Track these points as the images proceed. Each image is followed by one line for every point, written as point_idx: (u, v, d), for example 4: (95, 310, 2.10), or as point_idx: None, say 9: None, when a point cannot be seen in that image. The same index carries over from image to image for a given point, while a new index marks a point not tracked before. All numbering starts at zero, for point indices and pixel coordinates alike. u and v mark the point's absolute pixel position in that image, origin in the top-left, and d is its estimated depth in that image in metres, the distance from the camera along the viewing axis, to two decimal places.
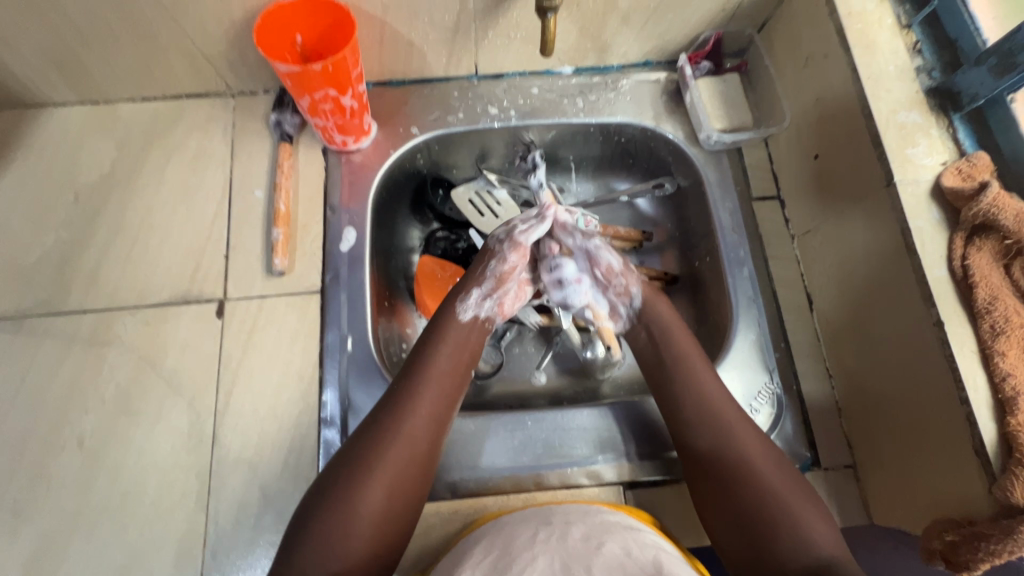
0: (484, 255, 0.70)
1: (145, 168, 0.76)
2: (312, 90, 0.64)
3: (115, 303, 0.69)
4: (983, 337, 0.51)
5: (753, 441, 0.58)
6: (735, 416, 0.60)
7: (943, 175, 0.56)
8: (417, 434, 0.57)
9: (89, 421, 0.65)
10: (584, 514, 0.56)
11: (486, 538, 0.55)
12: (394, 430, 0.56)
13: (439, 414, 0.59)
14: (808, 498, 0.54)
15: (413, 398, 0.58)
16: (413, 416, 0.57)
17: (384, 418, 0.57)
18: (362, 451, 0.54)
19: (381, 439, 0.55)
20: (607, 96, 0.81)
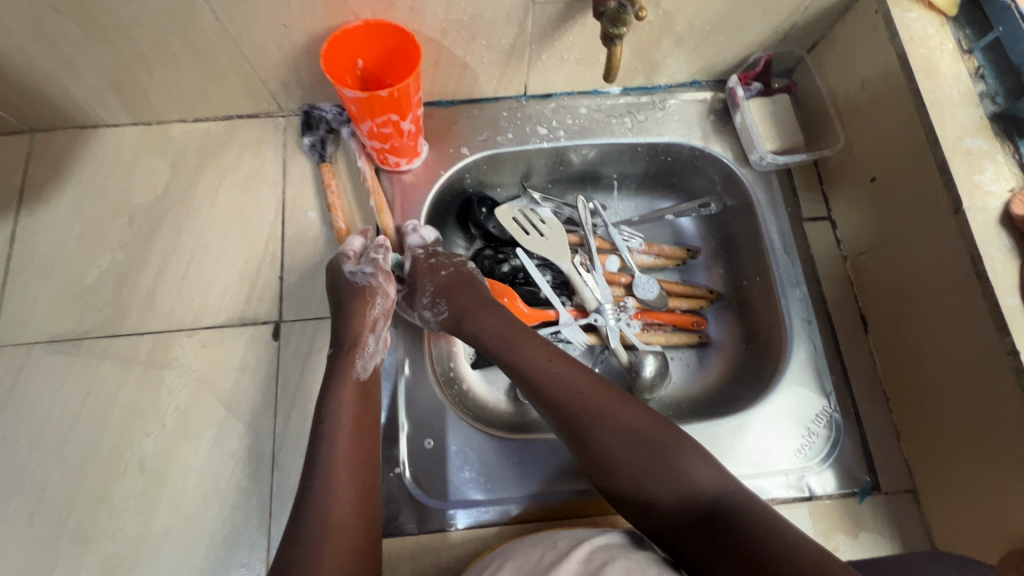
0: (357, 298, 0.67)
1: (198, 189, 0.76)
2: (375, 116, 0.65)
3: (172, 325, 0.70)
4: None
5: (591, 405, 0.59)
6: (570, 388, 0.61)
7: (1012, 203, 0.55)
8: (343, 501, 0.54)
9: (150, 444, 0.65)
10: (587, 537, 0.55)
11: (498, 564, 0.54)
12: (324, 512, 0.52)
13: (366, 464, 0.57)
14: (657, 440, 0.56)
15: (331, 470, 0.55)
16: (339, 485, 0.54)
17: (311, 505, 0.53)
18: (304, 548, 0.50)
19: (323, 528, 0.52)
20: (655, 116, 0.81)
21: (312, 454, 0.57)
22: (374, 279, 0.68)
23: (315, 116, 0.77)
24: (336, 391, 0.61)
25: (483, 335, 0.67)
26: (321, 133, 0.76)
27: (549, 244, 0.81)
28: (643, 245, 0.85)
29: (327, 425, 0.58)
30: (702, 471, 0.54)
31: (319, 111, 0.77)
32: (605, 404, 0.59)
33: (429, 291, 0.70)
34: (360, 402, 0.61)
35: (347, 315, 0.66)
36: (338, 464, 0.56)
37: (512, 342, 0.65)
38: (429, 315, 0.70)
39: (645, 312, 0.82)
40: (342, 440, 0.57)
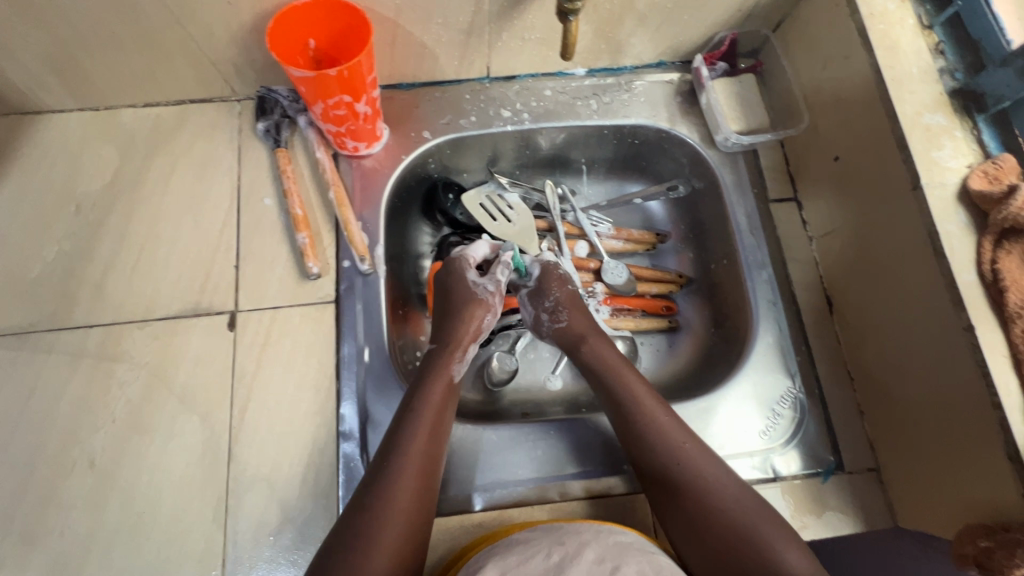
0: (472, 305, 0.71)
1: (149, 177, 0.73)
2: (327, 97, 0.63)
3: (123, 316, 0.67)
4: (1015, 342, 0.50)
5: (686, 462, 0.58)
6: (664, 436, 0.60)
7: (970, 179, 0.55)
8: (411, 495, 0.55)
9: (100, 439, 0.63)
10: (596, 535, 0.55)
11: (496, 558, 0.53)
12: (385, 498, 0.54)
13: (433, 459, 0.58)
14: (757, 518, 0.54)
15: (404, 455, 0.57)
16: (408, 476, 0.55)
17: (376, 487, 0.54)
18: (358, 532, 0.52)
19: (380, 511, 0.53)
20: (621, 97, 0.80)
21: (386, 444, 0.58)
22: (491, 296, 0.73)
23: (271, 99, 0.74)
24: (424, 383, 0.63)
25: (596, 368, 0.68)
26: (276, 117, 0.74)
27: (517, 229, 0.80)
28: (612, 230, 0.84)
29: (406, 414, 0.60)
30: (795, 557, 0.51)
31: (273, 94, 0.74)
32: (703, 463, 0.58)
33: (547, 299, 0.74)
34: (444, 399, 0.63)
35: (458, 316, 0.70)
36: (411, 455, 0.57)
37: (619, 380, 0.65)
38: (545, 320, 0.74)
39: (613, 298, 0.81)
40: (422, 433, 0.58)
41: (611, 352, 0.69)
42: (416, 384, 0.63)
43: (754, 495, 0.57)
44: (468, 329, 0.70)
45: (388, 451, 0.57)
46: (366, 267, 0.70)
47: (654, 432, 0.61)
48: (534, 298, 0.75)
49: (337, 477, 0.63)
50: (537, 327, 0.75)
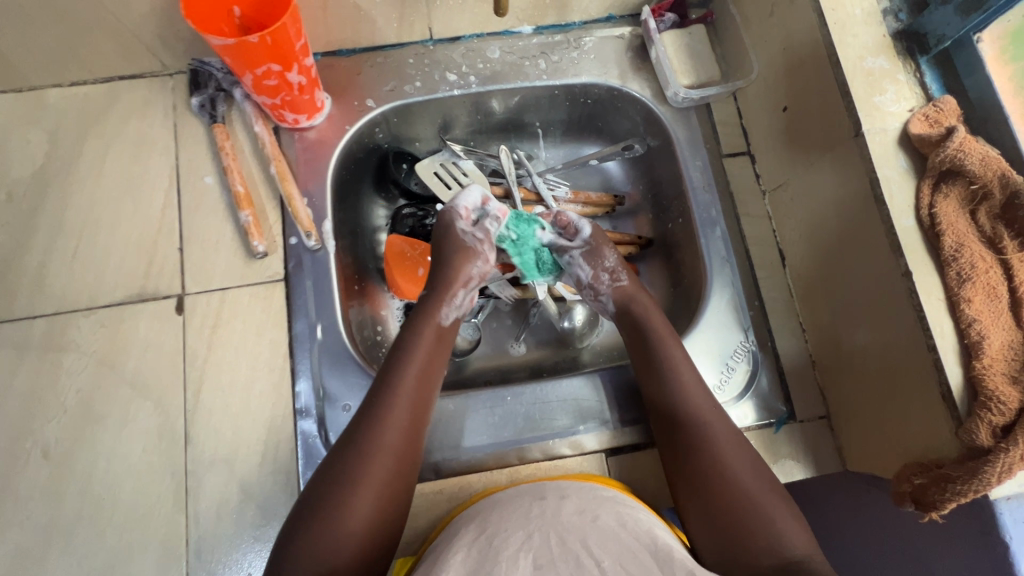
0: (461, 253, 0.68)
1: (82, 160, 0.71)
2: (254, 66, 0.60)
3: (66, 306, 0.66)
4: (949, 284, 0.51)
5: (708, 430, 0.59)
6: (691, 402, 0.61)
7: (910, 122, 0.55)
8: (392, 451, 0.55)
9: (52, 430, 0.62)
10: (578, 489, 0.58)
11: (479, 516, 0.55)
12: (370, 450, 0.54)
13: (418, 416, 0.59)
14: (763, 486, 0.55)
15: (384, 411, 0.57)
16: (389, 431, 0.56)
17: (360, 439, 0.55)
18: (341, 484, 0.53)
19: (363, 462, 0.54)
20: (570, 55, 0.77)
21: (369, 400, 0.58)
22: (481, 244, 0.70)
23: (204, 73, 0.72)
24: (410, 341, 0.62)
25: (638, 326, 0.67)
26: (211, 91, 0.71)
27: None
28: (569, 194, 0.83)
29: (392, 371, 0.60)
30: (790, 522, 0.53)
31: (206, 66, 0.71)
32: (720, 432, 0.59)
33: (608, 256, 0.71)
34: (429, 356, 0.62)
35: (451, 262, 0.67)
36: (393, 413, 0.57)
37: (655, 340, 0.65)
38: (603, 279, 0.71)
39: None
40: (405, 392, 0.58)
41: (653, 313, 0.68)
42: (402, 339, 0.63)
43: (766, 469, 0.57)
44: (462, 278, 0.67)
45: (371, 406, 0.57)
46: (313, 244, 0.68)
47: (675, 390, 0.61)
48: (592, 256, 0.71)
49: (296, 453, 0.63)
50: (593, 285, 0.71)
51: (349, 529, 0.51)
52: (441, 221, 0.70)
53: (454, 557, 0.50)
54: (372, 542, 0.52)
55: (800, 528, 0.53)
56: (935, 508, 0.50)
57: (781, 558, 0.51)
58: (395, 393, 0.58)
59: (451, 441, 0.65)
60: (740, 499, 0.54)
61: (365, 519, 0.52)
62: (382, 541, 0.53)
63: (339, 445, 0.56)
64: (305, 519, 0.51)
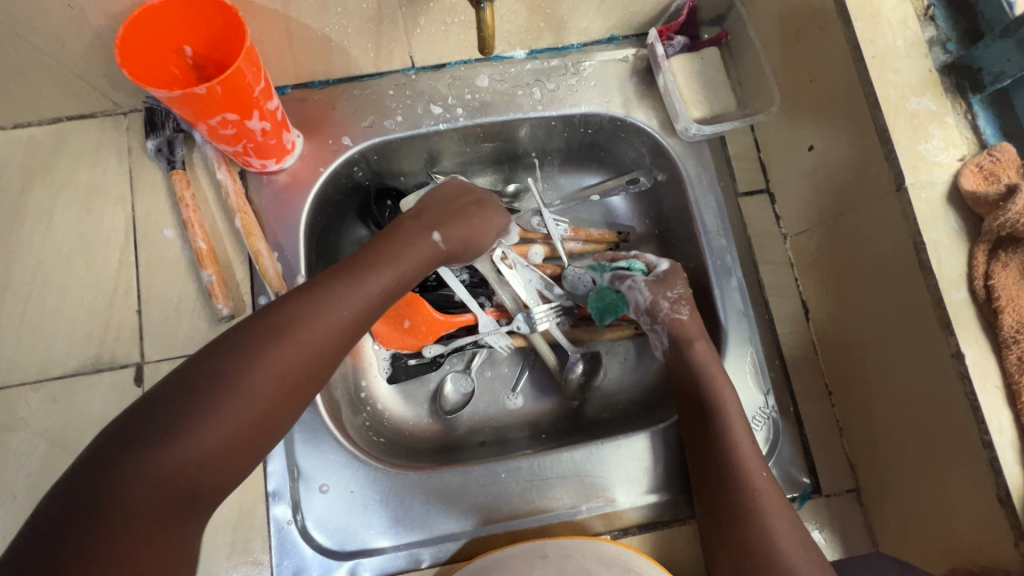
0: (476, 210, 0.61)
1: (29, 213, 0.64)
2: (207, 117, 0.53)
3: (14, 378, 0.60)
4: (1009, 370, 0.44)
5: (749, 479, 0.53)
6: (734, 444, 0.55)
7: (962, 175, 0.47)
8: (265, 404, 0.42)
9: (0, 519, 0.57)
10: (582, 548, 0.55)
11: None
12: (236, 397, 0.41)
13: (323, 365, 0.46)
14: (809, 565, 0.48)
15: (284, 342, 0.44)
16: (272, 375, 0.43)
17: (233, 378, 0.41)
18: (184, 415, 0.39)
19: (223, 410, 0.40)
20: (568, 82, 0.69)
21: (268, 331, 0.44)
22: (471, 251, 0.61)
23: (161, 111, 0.64)
24: (350, 276, 0.49)
25: (694, 375, 0.59)
26: (168, 135, 0.64)
27: None
28: (569, 231, 0.75)
29: (310, 306, 0.46)
30: (803, 566, 0.48)
31: (162, 105, 0.64)
32: (760, 477, 0.53)
33: (678, 288, 0.63)
34: (374, 298, 0.49)
35: (462, 221, 0.59)
36: (287, 360, 0.43)
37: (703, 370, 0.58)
38: (664, 307, 0.62)
39: (574, 306, 0.73)
40: (315, 340, 0.45)
41: (707, 352, 0.60)
42: (340, 270, 0.49)
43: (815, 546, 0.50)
44: (466, 242, 0.59)
45: (270, 332, 0.44)
46: None
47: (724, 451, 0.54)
48: (658, 285, 0.63)
49: (269, 542, 0.57)
50: (652, 313, 0.62)
51: (163, 461, 0.38)
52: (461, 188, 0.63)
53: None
54: (195, 499, 0.40)
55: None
56: None
57: None
58: (303, 337, 0.44)
59: (441, 525, 0.59)
60: (767, 548, 0.49)
61: (193, 468, 0.39)
62: (202, 496, 0.40)
63: (221, 352, 0.42)
64: (115, 452, 0.37)
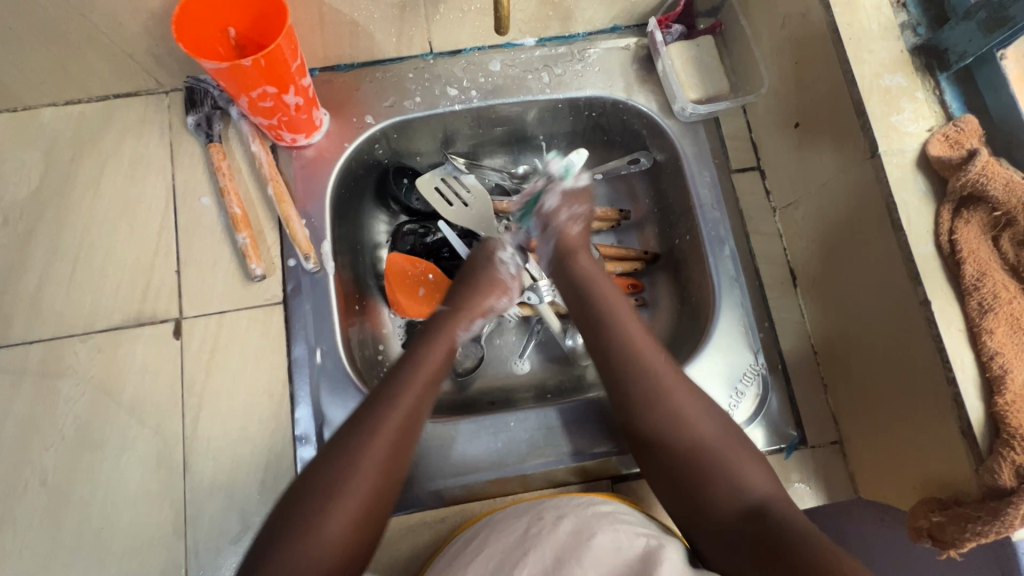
0: (487, 286, 0.69)
1: (78, 181, 0.70)
2: (249, 90, 0.59)
3: (63, 331, 0.65)
4: (971, 315, 0.49)
5: (662, 387, 0.56)
6: (641, 358, 0.58)
7: (929, 143, 0.53)
8: (342, 523, 0.48)
9: (50, 458, 0.62)
10: (575, 506, 0.53)
11: (474, 539, 0.52)
12: (313, 530, 0.47)
13: (388, 480, 0.52)
14: (717, 432, 0.54)
15: (369, 434, 0.52)
16: (345, 501, 0.49)
17: (304, 518, 0.48)
18: (291, 533, 0.47)
19: (308, 543, 0.47)
20: (574, 68, 0.75)
21: (332, 464, 0.51)
22: (512, 279, 0.70)
23: (200, 90, 0.70)
24: (388, 396, 0.55)
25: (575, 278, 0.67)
26: (206, 111, 0.70)
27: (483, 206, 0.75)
28: None
29: (359, 433, 0.52)
30: (709, 427, 0.54)
31: (202, 84, 0.70)
32: (676, 386, 0.56)
33: (580, 207, 0.72)
34: (415, 406, 0.56)
35: (476, 288, 0.68)
36: (357, 480, 0.50)
37: (600, 299, 0.64)
38: (562, 218, 0.70)
39: None
40: (372, 458, 0.51)
41: (585, 261, 0.68)
42: (378, 392, 0.56)
43: (721, 412, 0.56)
44: (484, 294, 0.68)
45: (359, 424, 0.53)
46: (312, 266, 0.67)
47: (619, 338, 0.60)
48: (568, 200, 0.72)
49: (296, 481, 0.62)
50: (547, 220, 0.70)
51: None
52: (479, 248, 0.72)
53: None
54: None
55: (762, 474, 0.52)
56: (954, 546, 0.48)
57: (742, 505, 0.50)
58: (356, 461, 0.51)
59: (453, 469, 0.63)
60: (677, 416, 0.54)
61: None
62: None
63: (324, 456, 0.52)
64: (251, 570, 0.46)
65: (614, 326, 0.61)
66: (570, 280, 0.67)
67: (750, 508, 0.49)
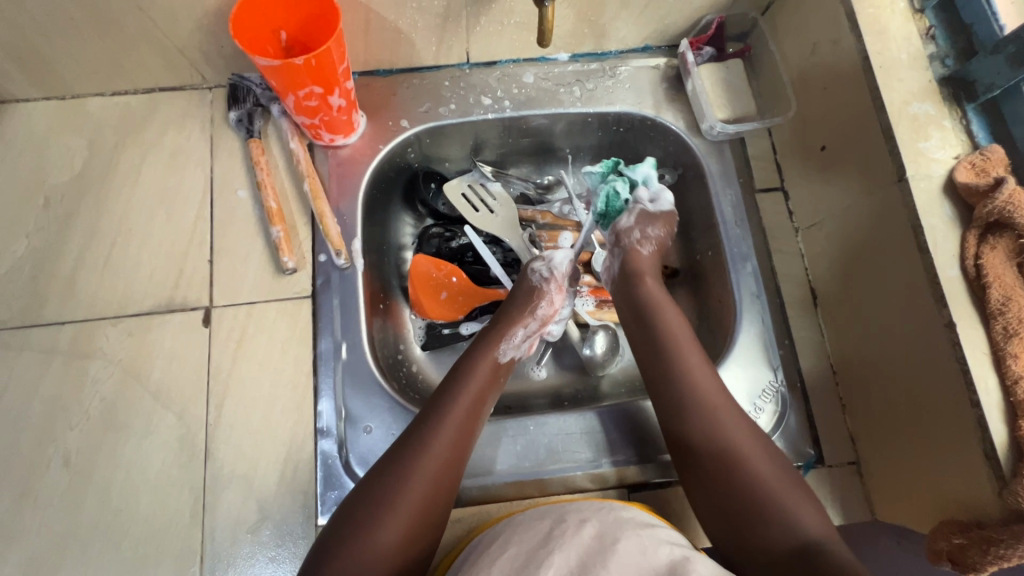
0: (528, 296, 0.68)
1: (119, 169, 0.72)
2: (297, 88, 0.61)
3: (95, 313, 0.66)
4: (995, 339, 0.50)
5: (700, 394, 0.58)
6: (719, 420, 0.57)
7: (956, 170, 0.54)
8: (391, 542, 0.49)
9: (74, 437, 0.62)
10: (596, 511, 0.53)
11: (498, 539, 0.52)
12: (365, 544, 0.48)
13: (437, 499, 0.53)
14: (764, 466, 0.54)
15: (413, 460, 0.53)
16: (396, 517, 0.50)
17: (355, 531, 0.49)
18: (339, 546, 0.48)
19: (355, 555, 0.48)
20: (605, 84, 0.77)
21: (375, 486, 0.52)
22: (549, 283, 0.69)
23: (243, 87, 0.72)
24: (436, 421, 0.56)
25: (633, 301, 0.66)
26: (248, 107, 0.72)
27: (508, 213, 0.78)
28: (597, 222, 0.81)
29: (410, 455, 0.53)
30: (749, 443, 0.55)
31: (245, 82, 0.72)
32: (720, 405, 0.57)
33: (655, 229, 0.70)
34: (461, 425, 0.57)
35: (514, 304, 0.68)
36: (400, 503, 0.51)
37: (669, 337, 0.62)
38: (631, 238, 0.69)
39: (597, 289, 0.80)
40: (418, 483, 0.52)
41: (652, 288, 0.67)
42: (428, 414, 0.57)
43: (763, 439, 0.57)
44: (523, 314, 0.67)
45: (405, 446, 0.54)
46: (342, 262, 0.68)
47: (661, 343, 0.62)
48: (643, 219, 0.70)
49: (315, 474, 0.62)
50: (619, 238, 0.70)
51: None
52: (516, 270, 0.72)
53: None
54: None
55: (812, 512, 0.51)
56: (975, 569, 0.48)
57: (797, 542, 0.49)
58: (402, 484, 0.51)
59: (473, 469, 0.64)
60: (717, 443, 0.55)
61: None
62: None
63: (370, 476, 0.53)
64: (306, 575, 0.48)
65: (676, 383, 0.59)
66: (635, 302, 0.66)
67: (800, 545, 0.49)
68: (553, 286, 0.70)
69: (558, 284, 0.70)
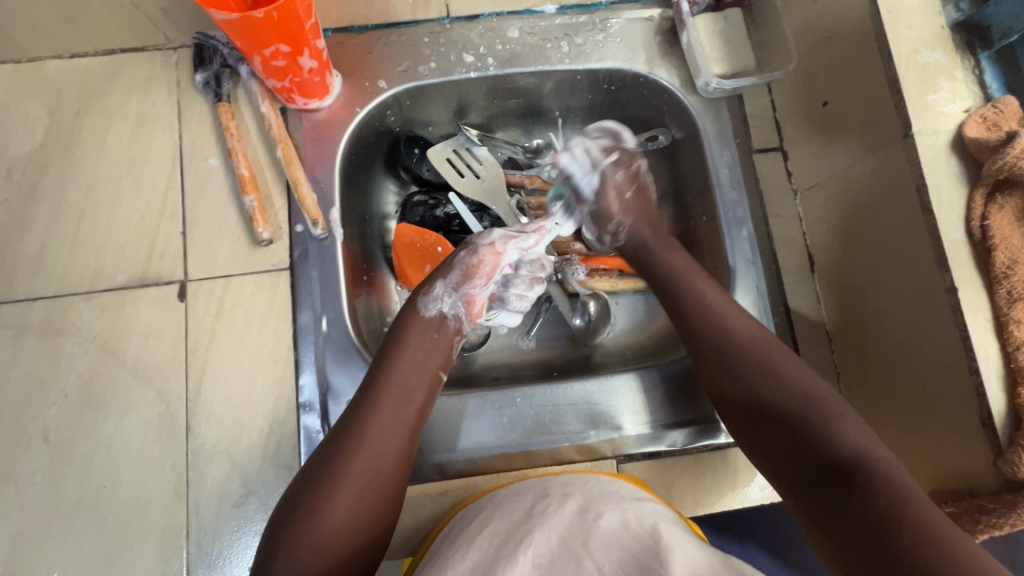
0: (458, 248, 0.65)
1: (84, 136, 0.68)
2: (263, 46, 0.57)
3: (67, 288, 0.64)
4: (998, 304, 0.47)
5: (731, 328, 0.56)
6: (756, 351, 0.54)
7: (966, 125, 0.50)
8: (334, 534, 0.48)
9: (53, 415, 0.61)
10: (582, 485, 0.52)
11: (481, 514, 0.52)
12: (312, 521, 0.48)
13: (376, 500, 0.51)
14: (811, 386, 0.50)
15: (343, 460, 0.50)
16: (340, 498, 0.49)
17: (294, 532, 0.47)
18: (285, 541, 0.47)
19: (300, 552, 0.46)
20: (595, 38, 0.72)
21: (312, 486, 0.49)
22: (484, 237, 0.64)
23: (209, 48, 0.69)
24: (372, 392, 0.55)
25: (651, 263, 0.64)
26: (215, 69, 0.68)
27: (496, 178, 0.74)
28: None
29: (342, 446, 0.51)
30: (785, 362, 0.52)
31: (211, 41, 0.69)
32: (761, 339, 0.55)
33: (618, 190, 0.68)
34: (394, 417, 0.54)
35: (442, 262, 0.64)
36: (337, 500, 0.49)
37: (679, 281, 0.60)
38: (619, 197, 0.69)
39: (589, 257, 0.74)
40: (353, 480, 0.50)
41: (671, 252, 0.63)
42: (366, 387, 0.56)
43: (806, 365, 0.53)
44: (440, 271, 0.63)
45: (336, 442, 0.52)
46: (320, 232, 0.65)
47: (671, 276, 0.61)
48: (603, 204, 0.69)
49: (299, 447, 0.61)
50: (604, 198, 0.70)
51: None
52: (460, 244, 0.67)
53: (466, 552, 0.47)
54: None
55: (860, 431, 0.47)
56: None
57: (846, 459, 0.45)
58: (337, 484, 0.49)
59: (457, 442, 0.63)
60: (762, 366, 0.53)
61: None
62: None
63: (305, 472, 0.51)
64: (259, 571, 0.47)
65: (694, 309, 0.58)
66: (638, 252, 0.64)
67: (838, 468, 0.45)
68: (484, 278, 0.63)
69: (500, 264, 0.64)
